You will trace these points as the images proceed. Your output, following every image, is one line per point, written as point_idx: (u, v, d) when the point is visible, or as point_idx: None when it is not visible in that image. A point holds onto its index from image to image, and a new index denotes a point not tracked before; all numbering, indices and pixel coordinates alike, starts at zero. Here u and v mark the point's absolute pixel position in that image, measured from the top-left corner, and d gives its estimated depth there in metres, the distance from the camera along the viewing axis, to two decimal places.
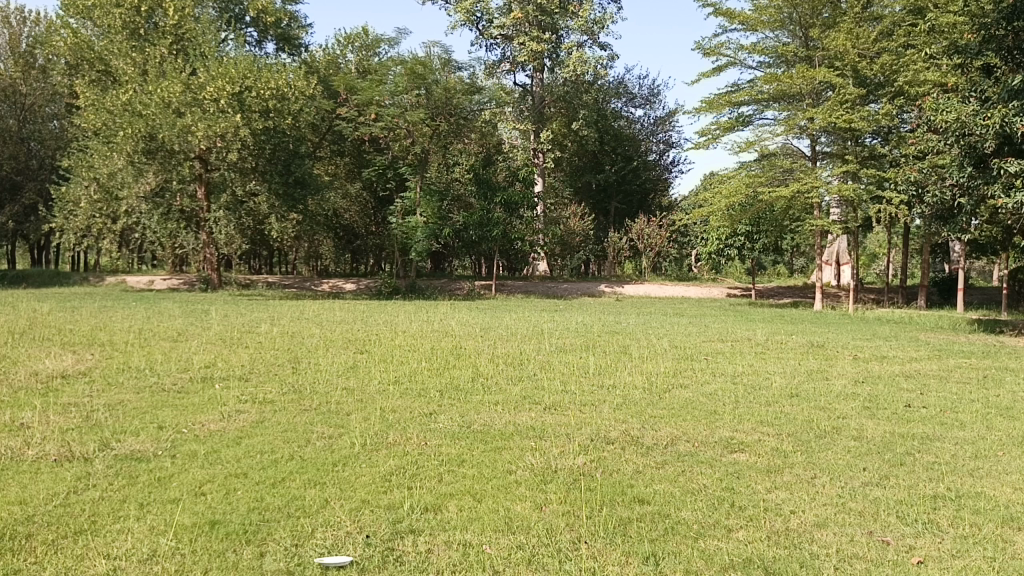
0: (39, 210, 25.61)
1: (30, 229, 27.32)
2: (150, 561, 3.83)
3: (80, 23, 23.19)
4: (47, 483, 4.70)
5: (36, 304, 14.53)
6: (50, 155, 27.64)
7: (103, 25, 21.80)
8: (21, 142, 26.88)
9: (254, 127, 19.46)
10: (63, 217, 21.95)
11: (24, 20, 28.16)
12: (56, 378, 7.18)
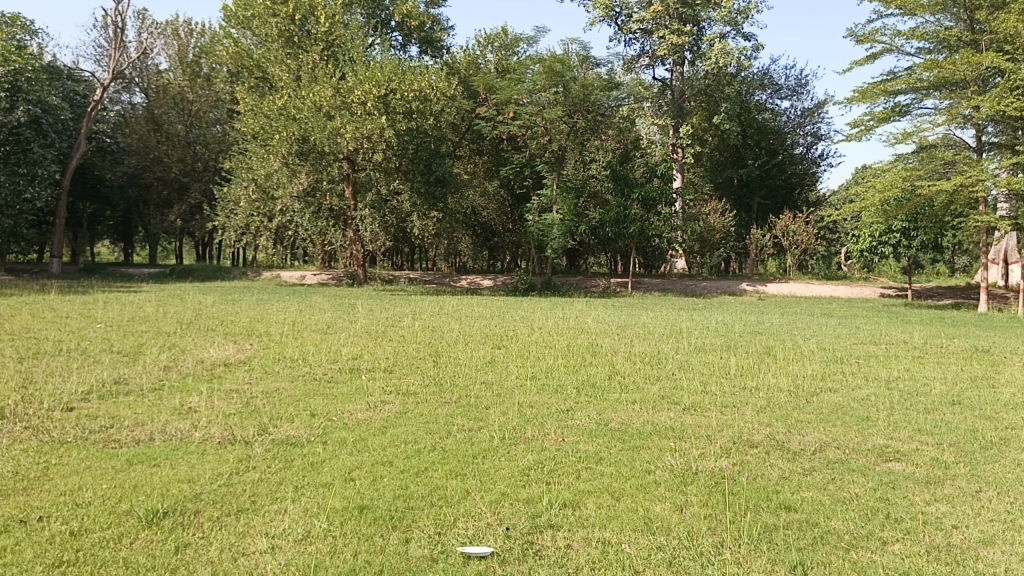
0: (203, 209, 27.55)
1: (195, 227, 29.46)
2: (305, 541, 4.03)
3: (241, 33, 24.72)
4: (212, 464, 5.05)
5: (203, 296, 15.66)
6: (214, 157, 29.15)
7: (261, 34, 23.16)
8: (188, 146, 28.91)
9: (397, 128, 20.08)
10: (224, 216, 23.53)
11: (191, 31, 30.29)
12: (220, 365, 7.70)
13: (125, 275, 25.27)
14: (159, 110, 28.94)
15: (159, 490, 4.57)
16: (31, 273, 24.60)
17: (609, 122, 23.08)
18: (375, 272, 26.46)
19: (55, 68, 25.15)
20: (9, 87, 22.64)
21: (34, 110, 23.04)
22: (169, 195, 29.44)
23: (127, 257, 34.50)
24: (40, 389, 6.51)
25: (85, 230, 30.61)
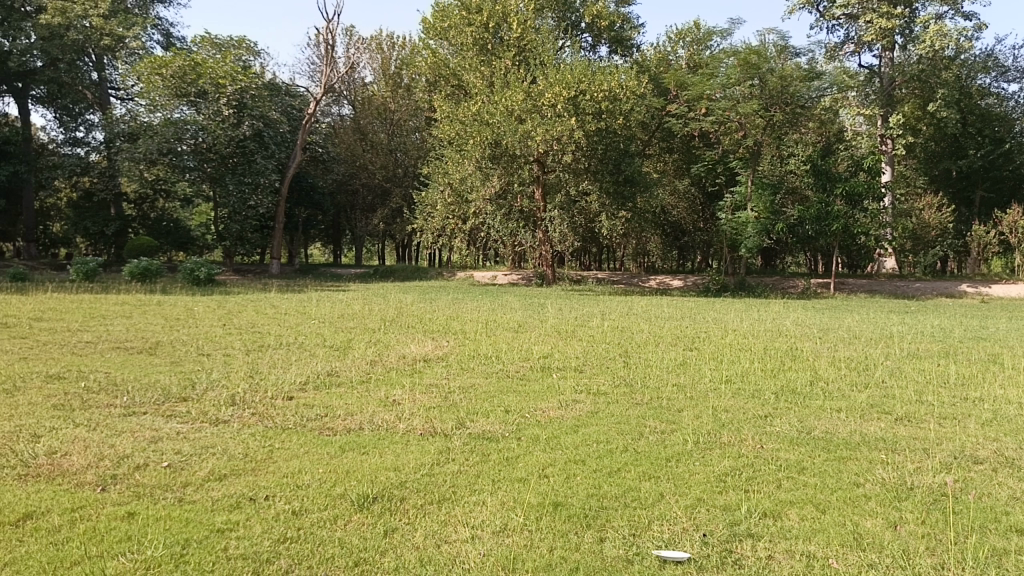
0: (404, 213, 29.12)
1: (396, 230, 31.23)
2: (503, 533, 4.14)
3: (439, 44, 25.82)
4: (415, 454, 5.30)
5: (404, 295, 16.53)
6: (413, 163, 30.64)
7: (457, 43, 24.18)
8: (390, 153, 30.59)
9: (588, 129, 20.20)
10: (423, 219, 24.80)
11: (393, 44, 31.78)
12: (419, 361, 8.08)
13: (335, 275, 27.22)
14: (364, 120, 30.86)
15: (368, 477, 4.86)
16: (254, 273, 27.09)
17: (810, 114, 21.97)
18: (565, 272, 26.76)
19: (275, 85, 27.49)
20: (236, 105, 25.00)
21: (258, 124, 25.38)
22: (372, 201, 31.39)
23: (335, 258, 37.12)
24: (265, 378, 7.15)
25: (300, 234, 33.28)
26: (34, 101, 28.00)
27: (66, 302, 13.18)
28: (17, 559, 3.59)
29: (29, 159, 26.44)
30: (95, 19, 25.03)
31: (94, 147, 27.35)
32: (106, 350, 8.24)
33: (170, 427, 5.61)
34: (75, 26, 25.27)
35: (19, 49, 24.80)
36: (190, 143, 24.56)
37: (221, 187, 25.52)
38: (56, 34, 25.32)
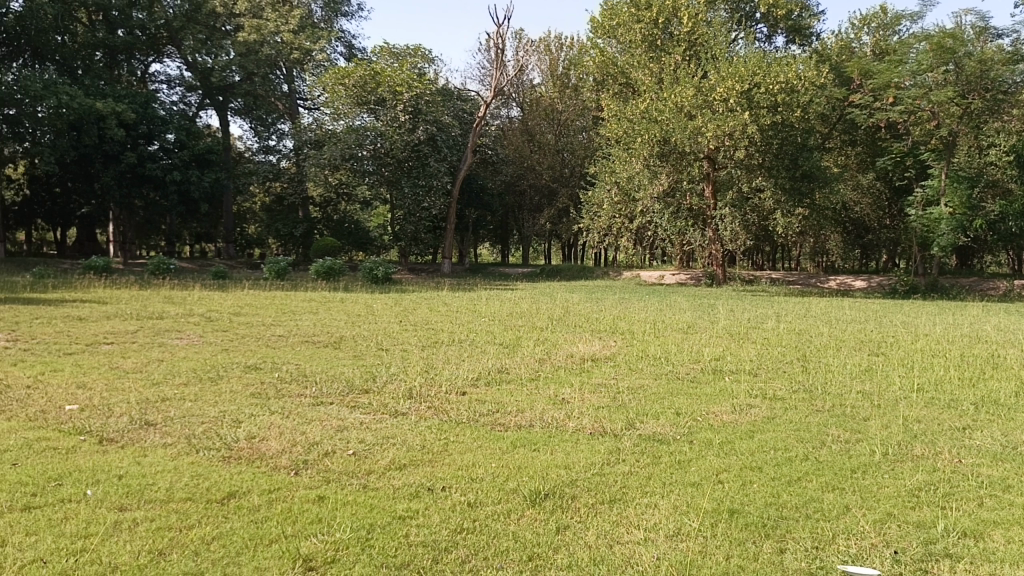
0: (571, 212, 29.37)
1: (563, 229, 31.60)
2: (677, 537, 4.06)
3: (607, 42, 26.11)
4: (586, 453, 5.30)
5: (572, 294, 16.65)
6: (579, 163, 30.74)
7: (626, 40, 24.06)
8: (557, 153, 30.87)
9: (763, 123, 19.50)
10: (589, 218, 24.94)
11: (560, 45, 31.72)
12: (587, 360, 8.09)
13: (503, 274, 27.82)
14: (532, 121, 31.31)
15: (539, 473, 4.91)
16: (427, 272, 28.15)
17: (1014, 101, 19.60)
18: (736, 271, 25.97)
19: (448, 90, 28.36)
20: (412, 111, 26.13)
21: (431, 129, 26.39)
22: (540, 201, 31.88)
23: (501, 257, 37.91)
24: (439, 373, 7.39)
25: (469, 234, 34.33)
26: (233, 113, 30.48)
27: (261, 298, 14.25)
28: (224, 534, 3.89)
29: (228, 167, 28.81)
30: (285, 35, 27.14)
31: (283, 154, 29.43)
32: (295, 343, 8.83)
33: (353, 417, 5.93)
34: (268, 42, 27.41)
35: (221, 66, 27.11)
36: (369, 148, 25.94)
37: (398, 190, 26.77)
38: (252, 50, 27.57)
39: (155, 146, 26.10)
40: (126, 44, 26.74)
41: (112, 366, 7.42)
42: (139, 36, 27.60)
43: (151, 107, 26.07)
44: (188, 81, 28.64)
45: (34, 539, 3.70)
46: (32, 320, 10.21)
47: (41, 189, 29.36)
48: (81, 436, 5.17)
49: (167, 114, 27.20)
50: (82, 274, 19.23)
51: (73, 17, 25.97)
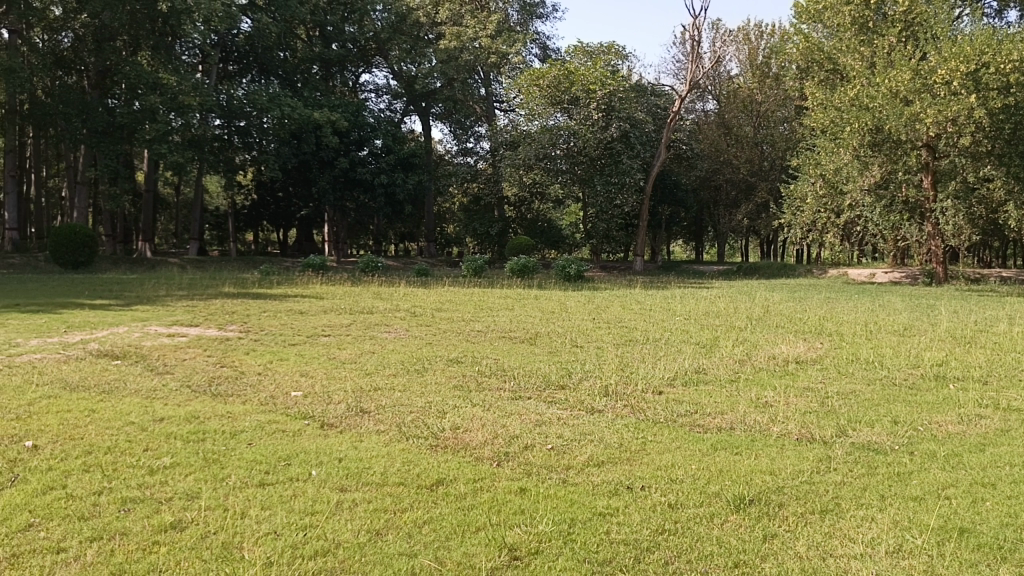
0: (772, 207, 28.24)
1: (762, 225, 30.56)
2: (898, 554, 3.79)
3: (812, 27, 24.55)
4: (793, 459, 5.06)
5: (772, 293, 15.97)
6: (780, 156, 29.51)
7: (833, 24, 22.72)
8: (756, 146, 29.85)
9: (992, 107, 17.64)
10: (791, 213, 24.53)
11: (761, 34, 30.84)
12: (791, 363, 7.73)
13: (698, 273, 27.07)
14: (729, 114, 30.23)
15: (744, 478, 4.74)
16: (620, 270, 28.07)
17: None
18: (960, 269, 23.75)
19: (642, 86, 27.87)
20: (605, 108, 26.07)
21: (625, 125, 25.93)
22: (737, 196, 30.88)
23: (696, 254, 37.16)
24: (635, 371, 7.35)
25: (663, 232, 34.02)
26: (434, 118, 31.94)
27: (460, 294, 14.81)
28: (434, 518, 4.08)
29: (429, 168, 30.24)
30: (483, 40, 27.51)
31: (481, 155, 30.45)
32: (494, 339, 9.10)
33: (551, 412, 6.02)
34: (467, 48, 28.06)
35: (424, 73, 28.56)
36: (563, 148, 26.44)
37: (591, 188, 26.80)
38: (452, 56, 28.48)
39: (365, 151, 27.94)
40: (339, 57, 28.94)
41: (329, 356, 8.01)
42: (351, 49, 29.68)
43: (361, 115, 27.93)
44: (395, 89, 30.39)
45: (268, 512, 4.04)
46: (260, 313, 11.22)
47: (266, 194, 32.23)
48: (305, 420, 5.61)
49: (376, 120, 28.96)
50: (302, 271, 20.90)
51: (295, 34, 28.33)
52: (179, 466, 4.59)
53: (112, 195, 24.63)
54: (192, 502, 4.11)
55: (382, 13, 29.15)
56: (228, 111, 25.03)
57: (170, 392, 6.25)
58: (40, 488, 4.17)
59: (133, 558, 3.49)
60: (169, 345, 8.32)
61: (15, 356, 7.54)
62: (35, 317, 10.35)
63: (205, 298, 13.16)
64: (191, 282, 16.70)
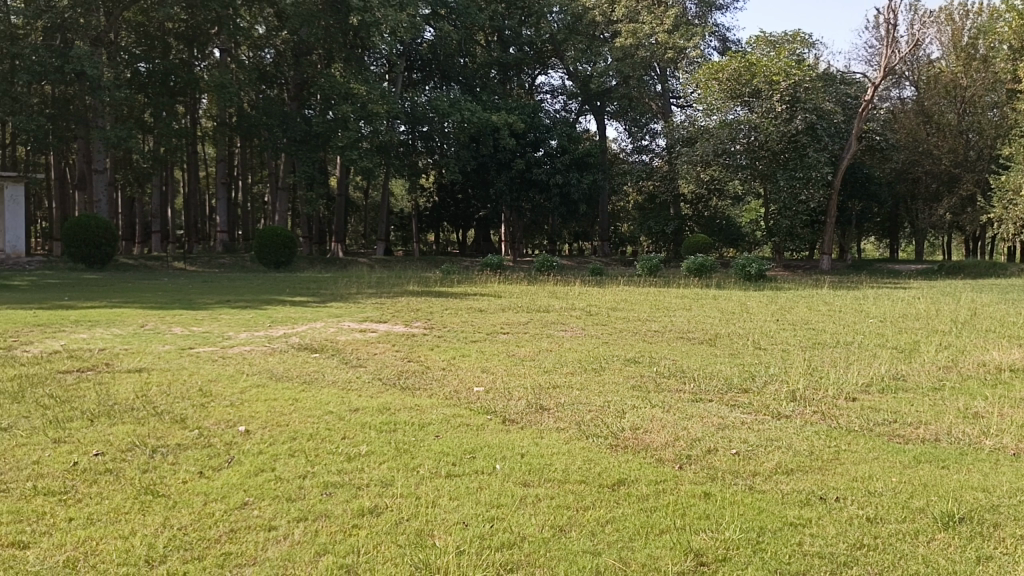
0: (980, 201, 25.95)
1: (966, 221, 28.05)
2: None
3: None
4: (1009, 476, 4.61)
5: (978, 295, 14.61)
6: (990, 144, 27.19)
7: None
8: (960, 135, 27.65)
9: None
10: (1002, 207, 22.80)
11: (967, 13, 28.51)
12: (1005, 371, 7.06)
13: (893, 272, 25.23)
14: (929, 101, 27.99)
15: (952, 494, 4.37)
16: (804, 269, 26.84)
17: None
18: None
19: (829, 75, 26.35)
20: (790, 100, 24.66)
21: (812, 117, 24.59)
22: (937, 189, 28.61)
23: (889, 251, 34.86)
24: (825, 376, 6.98)
25: (852, 229, 32.13)
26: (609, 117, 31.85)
27: (636, 294, 14.70)
28: (618, 518, 4.05)
29: (604, 168, 30.19)
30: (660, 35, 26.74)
31: (657, 153, 30.04)
32: (672, 339, 8.94)
33: (735, 416, 5.84)
34: (643, 44, 27.55)
35: (599, 72, 28.56)
36: (744, 142, 25.48)
37: (773, 184, 25.62)
38: (628, 54, 28.17)
39: (541, 152, 28.32)
40: (516, 60, 29.64)
41: (508, 354, 8.19)
42: (527, 52, 30.28)
43: (537, 116, 28.25)
44: (571, 90, 30.60)
45: (456, 503, 4.17)
46: (443, 311, 11.66)
47: (445, 196, 33.47)
48: (488, 415, 5.75)
49: (551, 121, 29.28)
50: (480, 271, 21.50)
51: (474, 40, 29.22)
52: (373, 454, 4.84)
53: (309, 200, 26.53)
54: (386, 489, 4.31)
55: (558, 15, 29.46)
56: (412, 117, 26.27)
57: (362, 384, 6.62)
58: (253, 469, 4.53)
59: (336, 539, 3.70)
60: (361, 340, 8.82)
61: (229, 348, 8.25)
62: (245, 312, 11.29)
63: (391, 296, 13.85)
64: (379, 281, 17.62)
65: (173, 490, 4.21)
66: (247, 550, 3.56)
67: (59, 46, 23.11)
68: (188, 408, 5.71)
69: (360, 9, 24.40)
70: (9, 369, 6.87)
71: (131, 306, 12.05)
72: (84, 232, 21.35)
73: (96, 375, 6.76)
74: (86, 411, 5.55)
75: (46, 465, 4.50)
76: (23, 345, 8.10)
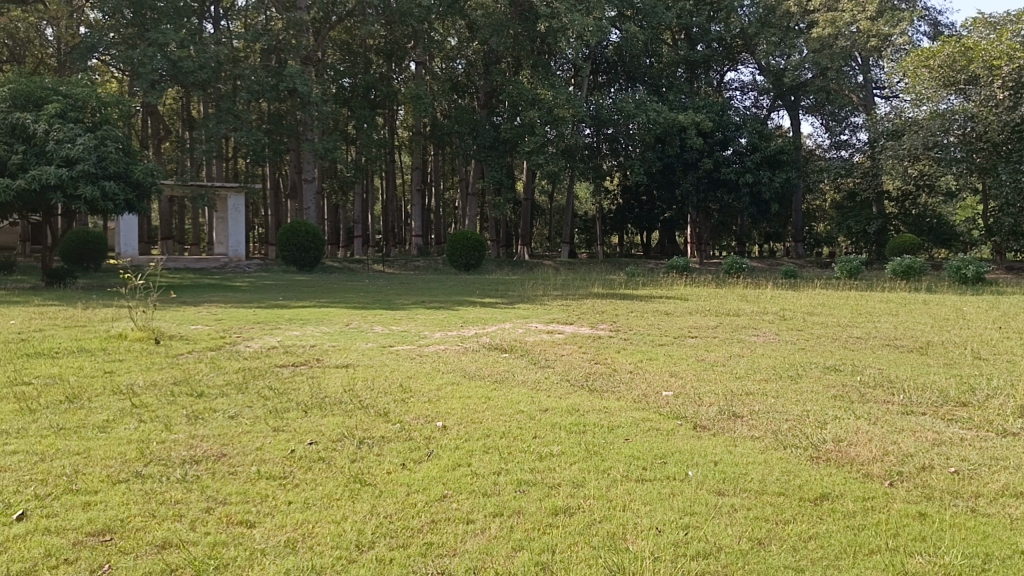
0: None
1: None
2: None
3: None
4: None
5: None
6: None
7: None
8: None
9: None
10: None
11: None
12: None
13: None
14: None
15: None
16: None
17: None
18: None
19: None
20: (1014, 86, 21.98)
21: None
22: None
23: None
24: None
25: None
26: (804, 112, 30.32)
27: (833, 298, 13.94)
28: (821, 534, 3.84)
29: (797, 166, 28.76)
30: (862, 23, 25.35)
31: (858, 148, 28.36)
32: (877, 347, 8.38)
33: (952, 431, 5.37)
34: (843, 34, 26.24)
35: (793, 65, 27.30)
36: (958, 134, 23.65)
37: (994, 177, 23.42)
38: (827, 44, 26.83)
39: (730, 150, 27.42)
40: (705, 58, 28.97)
41: (698, 358, 8.02)
42: (716, 48, 29.53)
43: (727, 114, 27.37)
44: (761, 86, 29.37)
45: (649, 508, 4.10)
46: (629, 313, 11.60)
47: (630, 198, 33.31)
48: (678, 420, 5.66)
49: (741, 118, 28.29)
50: (666, 273, 21.15)
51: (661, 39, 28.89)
52: (564, 455, 4.88)
53: (498, 204, 27.32)
54: (578, 490, 4.34)
55: (750, 8, 28.62)
56: (598, 120, 26.38)
57: (551, 385, 6.72)
58: (450, 464, 4.71)
59: (531, 536, 3.77)
60: (549, 341, 8.95)
61: (425, 346, 8.64)
62: (439, 312, 11.78)
63: (578, 298, 13.97)
64: (564, 283, 17.82)
65: (379, 479, 4.45)
66: (448, 541, 3.69)
67: (275, 66, 25.25)
68: (391, 403, 6.04)
69: (548, 16, 25.04)
70: (236, 362, 7.57)
71: (336, 305, 12.92)
72: (296, 237, 23.16)
73: (309, 369, 7.30)
74: (300, 403, 6.00)
75: (267, 450, 4.91)
76: (246, 340, 8.90)
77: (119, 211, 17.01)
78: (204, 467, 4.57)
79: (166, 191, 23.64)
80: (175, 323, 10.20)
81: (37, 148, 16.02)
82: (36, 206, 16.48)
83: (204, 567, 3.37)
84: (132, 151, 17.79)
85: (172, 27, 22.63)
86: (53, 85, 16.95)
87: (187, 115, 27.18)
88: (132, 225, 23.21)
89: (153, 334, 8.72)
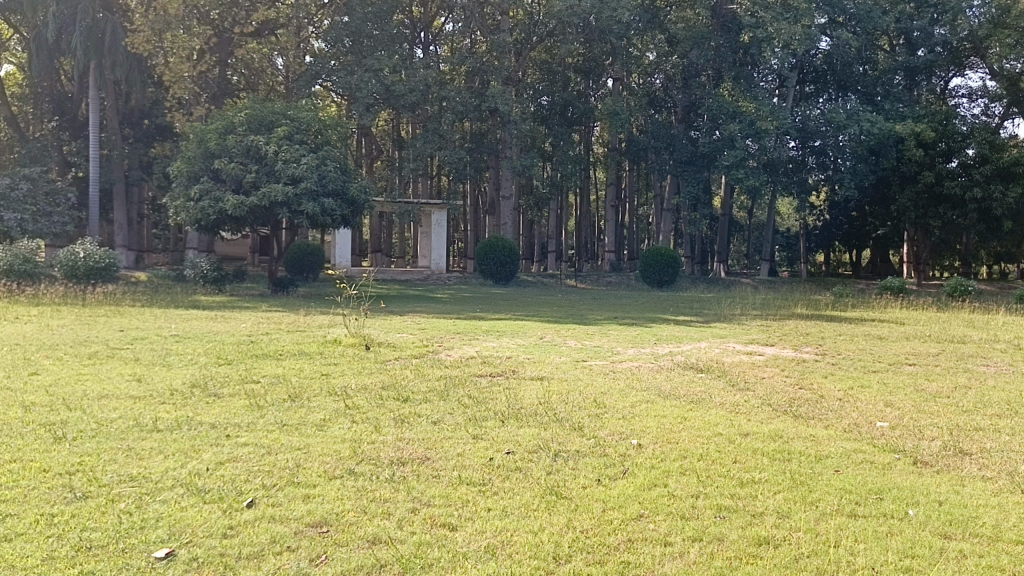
0: None
1: None
2: None
3: None
4: None
5: None
6: None
7: None
8: None
9: None
10: None
11: None
12: None
13: None
14: None
15: None
16: None
17: None
18: None
19: None
20: None
21: None
22: None
23: None
24: None
25: None
26: None
27: None
28: None
29: None
30: None
31: None
32: None
33: None
34: None
35: None
36: None
37: None
38: None
39: (955, 163, 24.88)
40: (927, 63, 26.76)
41: (917, 389, 7.38)
42: (941, 53, 27.16)
43: (952, 123, 24.99)
44: (994, 91, 27.01)
45: (865, 546, 3.82)
46: (837, 337, 10.91)
47: (838, 215, 31.37)
48: (895, 454, 5.24)
49: (969, 127, 25.51)
50: (880, 295, 19.81)
51: (876, 45, 26.99)
52: (769, 482, 4.66)
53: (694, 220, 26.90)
54: (784, 520, 4.12)
55: (981, 9, 25.64)
56: (805, 133, 25.24)
57: (752, 408, 6.45)
58: (646, 483, 4.64)
59: (733, 565, 3.61)
60: (748, 363, 8.59)
61: (618, 363, 8.60)
62: (632, 329, 11.70)
63: (779, 318, 13.36)
64: (765, 302, 17.12)
65: (575, 494, 4.46)
66: (645, 563, 3.62)
67: (478, 87, 26.31)
68: (586, 417, 6.06)
69: (753, 27, 24.60)
70: (438, 370, 7.91)
71: (532, 319, 13.27)
72: (493, 252, 23.93)
73: (506, 380, 7.47)
74: (497, 412, 6.16)
75: (467, 456, 5.07)
76: (447, 350, 9.29)
77: (335, 225, 18.41)
78: (410, 469, 4.79)
79: (377, 207, 25.30)
80: (384, 331, 10.87)
81: (268, 167, 17.64)
82: (266, 220, 18.22)
83: (411, 565, 3.51)
84: (350, 170, 19.16)
85: (385, 55, 24.27)
86: (284, 110, 18.67)
87: (396, 137, 28.99)
88: (346, 239, 25.02)
89: (364, 340, 9.32)
